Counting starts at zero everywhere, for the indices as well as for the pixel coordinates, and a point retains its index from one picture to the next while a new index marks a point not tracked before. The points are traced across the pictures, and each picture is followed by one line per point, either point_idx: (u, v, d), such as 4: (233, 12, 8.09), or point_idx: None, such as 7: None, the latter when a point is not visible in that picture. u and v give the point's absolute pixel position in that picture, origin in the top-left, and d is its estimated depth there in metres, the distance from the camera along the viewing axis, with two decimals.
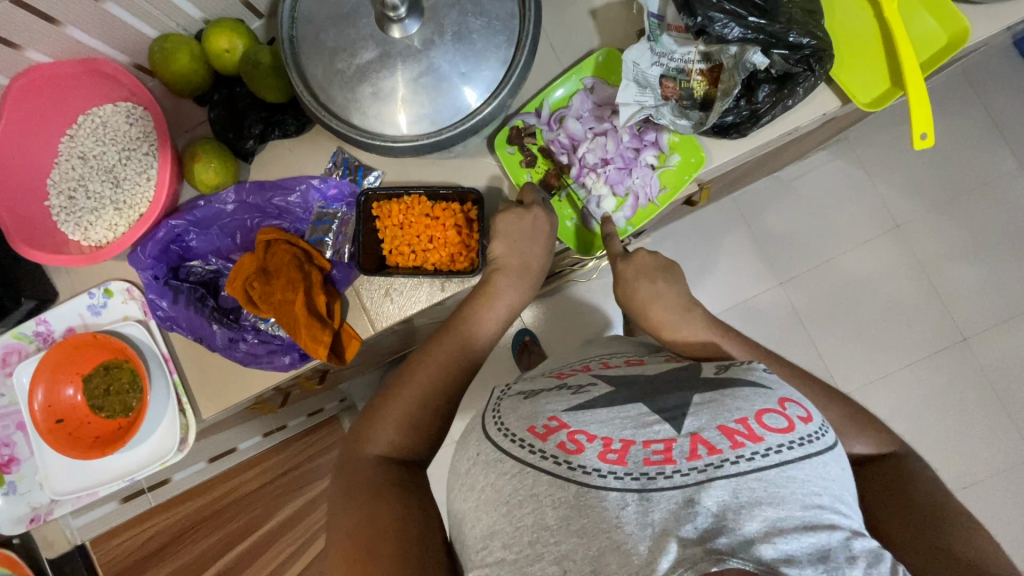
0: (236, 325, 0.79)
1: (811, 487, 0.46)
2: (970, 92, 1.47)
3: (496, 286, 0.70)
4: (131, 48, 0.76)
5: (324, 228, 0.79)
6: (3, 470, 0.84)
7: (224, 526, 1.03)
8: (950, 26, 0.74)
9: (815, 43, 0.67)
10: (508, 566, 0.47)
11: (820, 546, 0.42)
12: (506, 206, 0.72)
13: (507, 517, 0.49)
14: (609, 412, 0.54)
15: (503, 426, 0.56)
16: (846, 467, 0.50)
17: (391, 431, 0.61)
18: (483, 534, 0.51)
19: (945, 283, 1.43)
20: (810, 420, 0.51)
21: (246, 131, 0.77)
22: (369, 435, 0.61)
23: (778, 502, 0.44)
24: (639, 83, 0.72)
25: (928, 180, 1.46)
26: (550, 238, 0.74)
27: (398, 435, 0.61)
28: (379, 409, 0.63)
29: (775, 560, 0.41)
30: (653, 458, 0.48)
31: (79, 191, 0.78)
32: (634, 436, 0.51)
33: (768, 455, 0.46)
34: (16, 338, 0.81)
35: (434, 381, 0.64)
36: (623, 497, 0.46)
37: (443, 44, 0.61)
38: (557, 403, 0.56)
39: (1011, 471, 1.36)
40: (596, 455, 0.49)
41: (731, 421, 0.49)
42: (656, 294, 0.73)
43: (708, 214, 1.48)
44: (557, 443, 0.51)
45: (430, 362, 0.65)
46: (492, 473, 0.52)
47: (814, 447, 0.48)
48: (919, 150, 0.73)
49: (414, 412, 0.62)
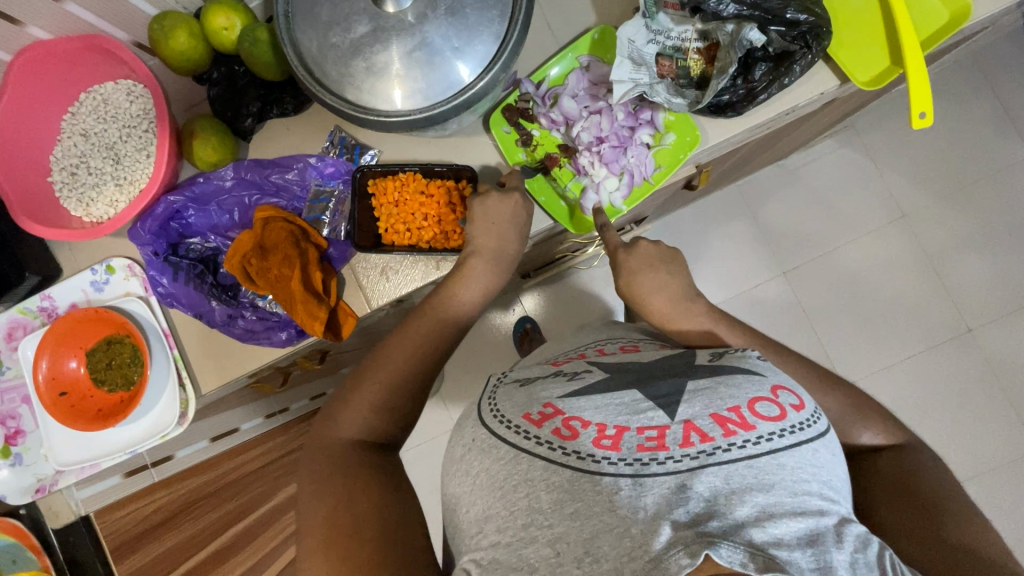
0: (235, 302, 0.80)
1: (801, 474, 0.46)
2: (980, 77, 1.45)
3: (468, 269, 0.71)
4: (132, 26, 0.77)
5: (321, 206, 0.80)
6: (10, 442, 0.86)
7: (230, 501, 1.07)
8: (952, 3, 0.73)
9: (812, 19, 0.67)
10: (503, 550, 0.47)
11: (807, 530, 0.43)
12: (485, 190, 0.72)
13: (502, 501, 0.50)
14: (604, 398, 0.55)
15: (500, 415, 0.56)
16: (837, 452, 0.51)
17: (364, 414, 0.62)
18: (478, 518, 0.51)
19: (950, 273, 1.42)
20: (803, 407, 0.51)
21: (244, 109, 0.78)
22: (338, 421, 0.62)
23: (768, 489, 0.45)
24: (634, 60, 0.72)
25: (935, 168, 1.44)
26: (525, 224, 0.74)
27: (371, 419, 0.62)
28: (349, 394, 0.64)
29: (765, 543, 0.41)
30: (646, 445, 0.48)
31: (81, 167, 0.80)
32: (628, 422, 0.51)
33: (760, 443, 0.47)
34: (21, 313, 0.83)
35: (409, 364, 0.65)
36: (617, 482, 0.46)
37: (436, 18, 0.61)
38: (553, 390, 0.57)
39: (1015, 464, 1.35)
40: (591, 441, 0.50)
41: (724, 409, 0.50)
42: (643, 274, 0.74)
43: (711, 202, 1.48)
44: (552, 429, 0.52)
45: (402, 344, 0.66)
46: (487, 459, 0.53)
47: (806, 435, 0.49)
48: (918, 130, 0.72)
49: (390, 397, 0.63)
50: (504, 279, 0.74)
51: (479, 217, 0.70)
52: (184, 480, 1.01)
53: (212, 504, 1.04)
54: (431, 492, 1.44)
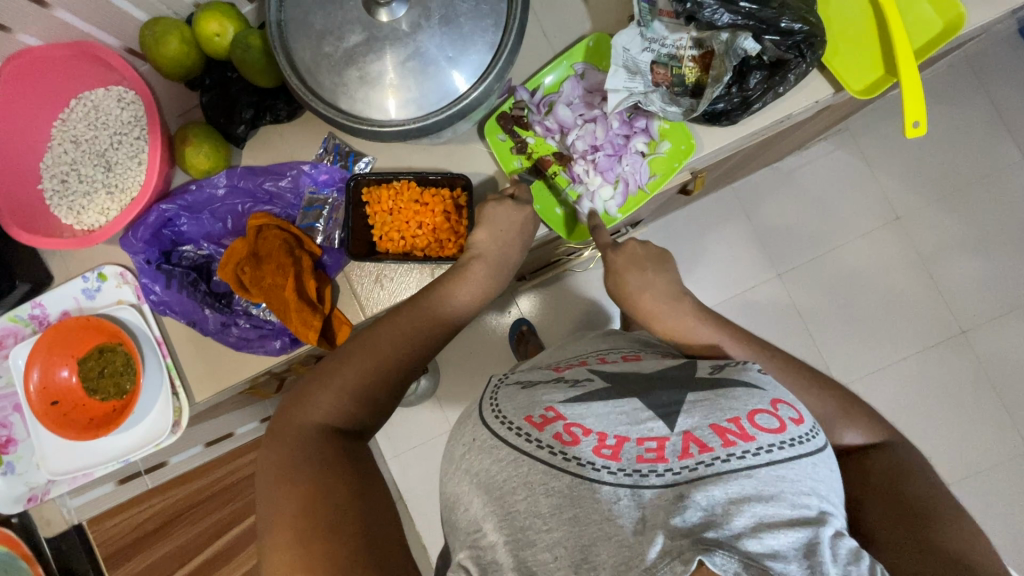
0: (228, 310, 0.80)
1: (799, 486, 0.46)
2: (974, 80, 1.45)
3: (470, 273, 0.70)
4: (123, 33, 0.76)
5: (315, 213, 0.80)
6: (1, 451, 0.85)
7: (223, 508, 1.06)
8: (946, 11, 0.73)
9: (807, 28, 0.66)
10: (502, 552, 0.47)
11: (804, 541, 0.43)
12: (496, 197, 0.73)
13: (499, 502, 0.49)
14: (605, 406, 0.54)
15: (501, 415, 0.55)
16: (835, 468, 0.51)
17: (340, 400, 0.60)
18: (476, 518, 0.51)
19: (943, 275, 1.42)
20: (802, 422, 0.51)
21: (237, 116, 0.77)
22: (313, 402, 0.60)
23: (766, 500, 0.45)
24: (629, 68, 0.72)
25: (929, 171, 1.45)
26: (530, 237, 0.74)
27: (348, 405, 0.60)
28: (325, 376, 0.62)
29: (761, 553, 0.41)
30: (646, 456, 0.49)
31: (72, 174, 0.79)
32: (627, 432, 0.51)
33: (759, 455, 0.47)
34: (12, 321, 0.82)
35: (393, 353, 0.64)
36: (616, 492, 0.46)
37: (430, 27, 0.61)
38: (554, 394, 0.56)
39: (1007, 464, 1.36)
40: (592, 449, 0.50)
41: (724, 420, 0.50)
42: (641, 278, 0.74)
43: (706, 205, 1.48)
44: (553, 433, 0.51)
45: (388, 332, 0.65)
46: (488, 459, 0.52)
47: (804, 449, 0.49)
48: (912, 138, 0.72)
49: (367, 383, 0.62)
50: (501, 284, 0.74)
51: (488, 222, 0.71)
52: (181, 486, 1.01)
53: (211, 507, 1.04)
54: (427, 495, 1.44)
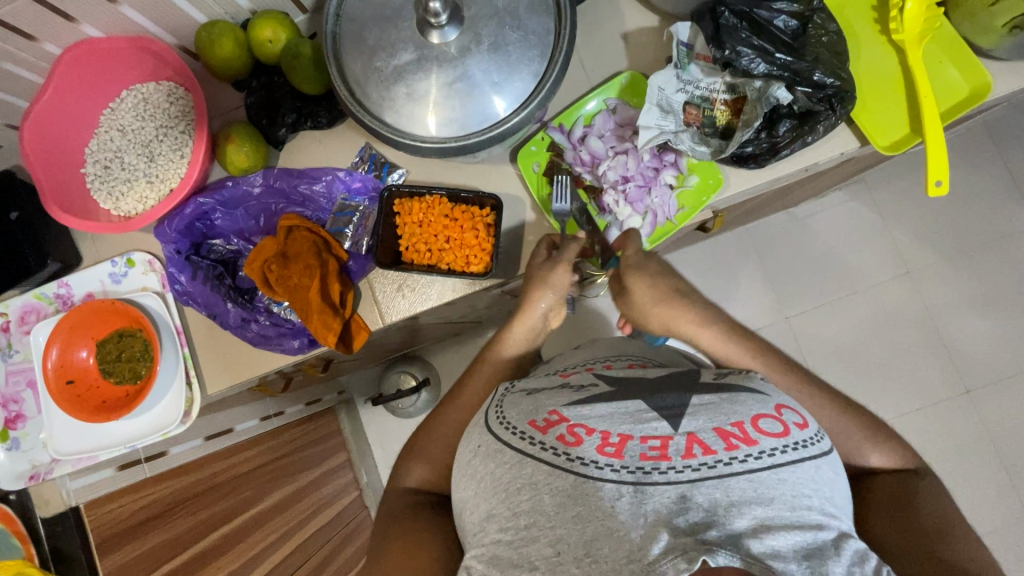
0: (250, 306, 0.81)
1: (801, 489, 0.46)
2: (990, 145, 1.48)
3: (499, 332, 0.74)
4: (180, 31, 0.79)
5: (345, 219, 0.81)
6: (10, 426, 0.87)
7: (216, 504, 1.02)
8: (972, 78, 0.76)
9: (838, 84, 0.69)
10: (504, 547, 0.47)
11: (806, 544, 0.43)
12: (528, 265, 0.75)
13: (505, 503, 0.50)
14: (609, 407, 0.54)
15: (506, 421, 0.55)
16: (841, 472, 0.50)
17: (421, 469, 0.68)
18: (480, 520, 0.51)
19: (950, 333, 1.43)
20: (807, 427, 0.51)
21: (280, 119, 0.80)
22: (403, 472, 0.69)
23: (767, 502, 0.44)
24: (662, 108, 0.75)
25: (941, 228, 1.47)
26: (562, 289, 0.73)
27: (426, 473, 0.68)
28: (412, 449, 0.70)
29: (764, 553, 0.42)
30: (649, 454, 0.48)
31: (115, 161, 0.81)
32: (632, 431, 0.51)
33: (761, 458, 0.47)
34: (37, 298, 0.84)
35: (458, 419, 0.70)
36: (618, 489, 0.46)
37: (479, 52, 0.63)
38: (558, 398, 0.56)
39: (1003, 532, 1.34)
40: (595, 448, 0.50)
41: (728, 424, 0.50)
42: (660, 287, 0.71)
43: (720, 243, 1.50)
44: (557, 435, 0.51)
45: (451, 410, 0.71)
46: (492, 463, 0.53)
47: (808, 452, 0.49)
48: (933, 197, 0.74)
49: (441, 450, 0.68)
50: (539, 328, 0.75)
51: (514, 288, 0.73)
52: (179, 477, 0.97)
53: (207, 500, 1.00)
54: None
